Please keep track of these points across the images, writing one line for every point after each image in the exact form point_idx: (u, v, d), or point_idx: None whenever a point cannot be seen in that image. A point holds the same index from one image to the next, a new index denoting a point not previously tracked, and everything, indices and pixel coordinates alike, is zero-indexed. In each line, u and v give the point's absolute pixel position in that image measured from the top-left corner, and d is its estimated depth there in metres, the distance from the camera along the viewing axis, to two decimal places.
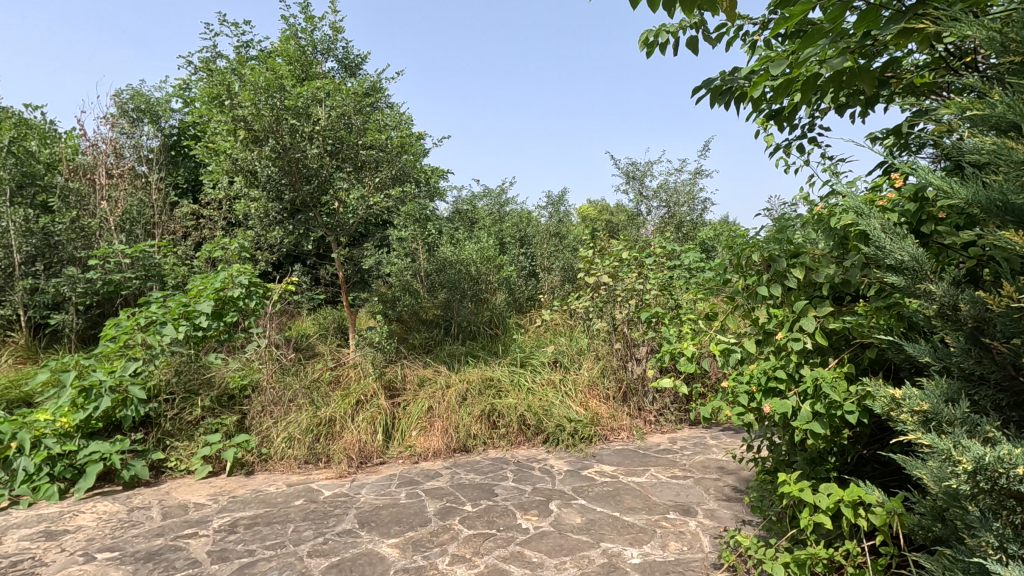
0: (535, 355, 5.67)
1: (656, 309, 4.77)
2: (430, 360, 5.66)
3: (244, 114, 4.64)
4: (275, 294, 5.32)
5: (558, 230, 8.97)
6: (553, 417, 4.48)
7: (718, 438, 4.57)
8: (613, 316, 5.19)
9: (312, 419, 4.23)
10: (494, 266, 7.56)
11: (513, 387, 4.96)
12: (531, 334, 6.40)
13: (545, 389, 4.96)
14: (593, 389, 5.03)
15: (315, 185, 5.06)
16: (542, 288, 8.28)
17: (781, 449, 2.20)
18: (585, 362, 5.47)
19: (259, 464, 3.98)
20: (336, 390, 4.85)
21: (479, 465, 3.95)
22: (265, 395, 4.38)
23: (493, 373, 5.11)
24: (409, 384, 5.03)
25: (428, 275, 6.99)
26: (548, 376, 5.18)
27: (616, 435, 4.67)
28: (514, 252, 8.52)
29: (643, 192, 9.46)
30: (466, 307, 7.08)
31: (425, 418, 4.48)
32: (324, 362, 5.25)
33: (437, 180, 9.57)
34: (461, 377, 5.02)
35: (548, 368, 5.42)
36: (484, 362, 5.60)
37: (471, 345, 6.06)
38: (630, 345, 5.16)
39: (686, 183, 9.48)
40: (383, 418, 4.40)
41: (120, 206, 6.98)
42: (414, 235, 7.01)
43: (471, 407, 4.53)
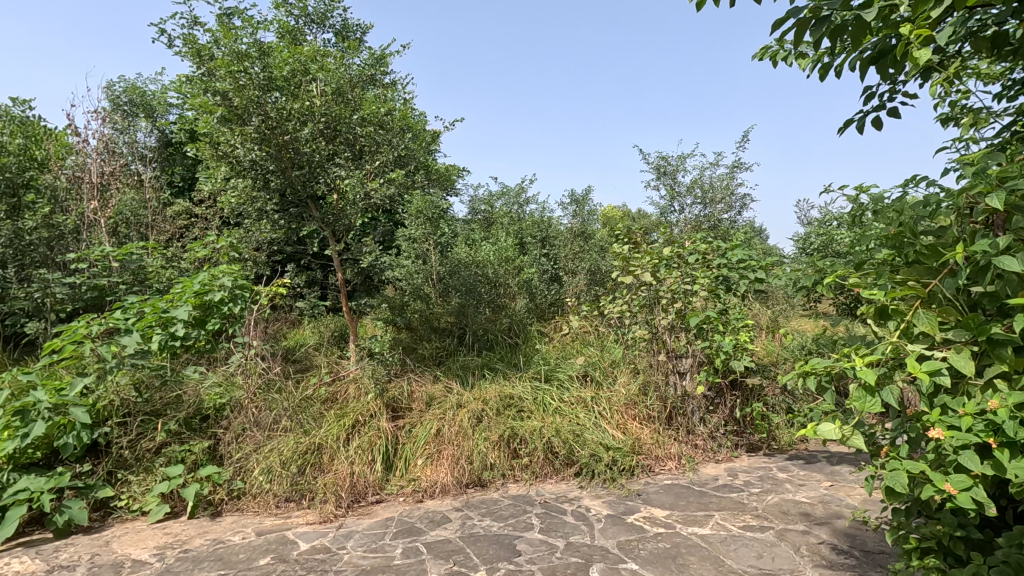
0: (562, 368, 4.92)
1: (709, 312, 3.98)
2: (442, 373, 4.94)
3: (223, 89, 4.00)
4: (265, 298, 4.67)
5: (583, 229, 8.21)
6: (586, 444, 3.70)
7: (787, 470, 3.75)
8: (654, 322, 4.43)
9: (297, 446, 3.53)
10: (513, 268, 6.86)
11: (537, 406, 4.22)
12: (556, 344, 5.65)
13: (575, 410, 4.20)
14: (632, 409, 4.26)
15: (310, 170, 4.40)
16: (566, 292, 7.55)
17: (967, 524, 1.41)
18: (619, 376, 4.70)
19: (229, 503, 3.28)
20: (330, 410, 4.16)
21: (496, 506, 3.21)
22: (244, 416, 3.71)
23: (513, 389, 4.38)
24: (416, 402, 4.32)
25: (440, 279, 6.27)
26: (578, 393, 4.40)
27: (662, 465, 3.89)
28: (535, 253, 7.81)
29: (675, 187, 8.67)
30: (483, 314, 6.36)
31: (433, 445, 3.75)
32: (319, 377, 4.56)
33: (451, 178, 8.93)
34: (476, 394, 4.29)
35: (577, 384, 4.65)
36: (503, 376, 4.86)
37: (488, 357, 5.33)
38: (674, 357, 4.39)
39: (722, 177, 8.65)
40: (384, 444, 3.69)
41: (111, 206, 6.49)
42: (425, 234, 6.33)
43: (487, 431, 3.78)
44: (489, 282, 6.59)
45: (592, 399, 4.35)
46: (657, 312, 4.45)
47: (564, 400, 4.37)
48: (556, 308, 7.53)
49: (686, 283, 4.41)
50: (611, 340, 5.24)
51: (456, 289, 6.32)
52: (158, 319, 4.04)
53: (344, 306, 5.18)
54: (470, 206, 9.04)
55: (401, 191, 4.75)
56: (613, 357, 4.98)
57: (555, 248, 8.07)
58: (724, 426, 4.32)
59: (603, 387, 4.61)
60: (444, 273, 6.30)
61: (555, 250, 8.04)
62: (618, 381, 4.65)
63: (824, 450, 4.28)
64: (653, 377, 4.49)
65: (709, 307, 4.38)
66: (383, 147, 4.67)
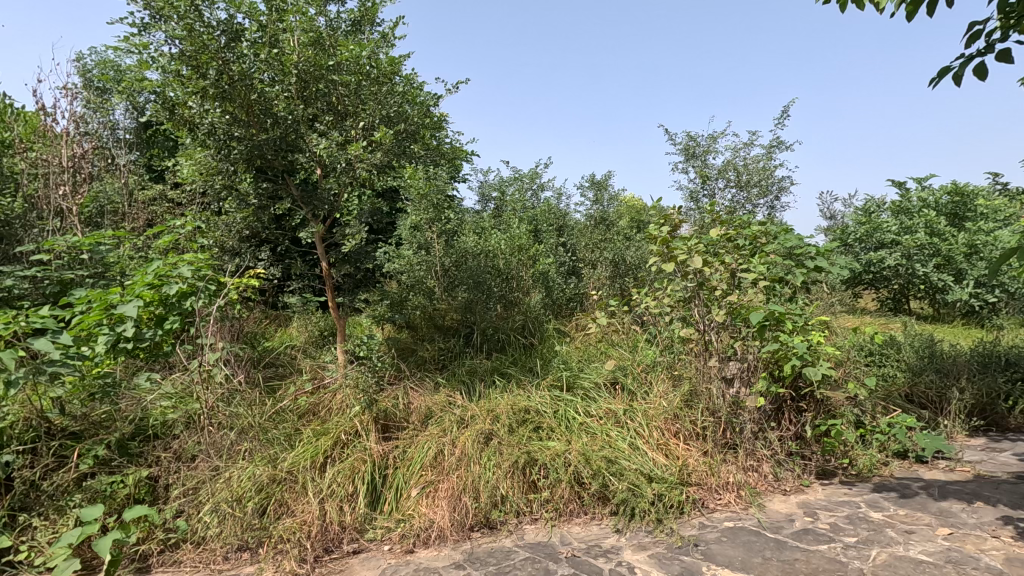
0: (586, 374, 4.13)
1: (776, 304, 3.19)
2: (444, 382, 4.19)
3: (173, 34, 3.28)
4: (234, 292, 3.94)
5: (603, 217, 7.43)
6: (621, 475, 2.92)
7: (881, 508, 2.93)
8: (700, 319, 3.64)
9: (258, 477, 2.80)
10: (527, 259, 6.11)
11: (558, 422, 3.47)
12: (578, 346, 4.86)
13: (605, 428, 3.41)
14: (673, 426, 3.49)
15: (284, 136, 3.68)
16: (586, 287, 6.78)
17: None
18: (657, 386, 3.89)
19: (163, 555, 2.55)
20: (307, 428, 3.44)
21: (508, 561, 2.44)
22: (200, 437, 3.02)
23: (528, 400, 3.63)
24: (412, 417, 3.58)
25: (446, 271, 5.63)
26: (609, 408, 3.63)
27: (720, 500, 3.05)
28: (551, 243, 7.03)
29: (705, 170, 7.85)
30: (493, 311, 5.58)
31: (430, 473, 3.04)
32: (300, 386, 3.85)
33: (458, 162, 8.21)
34: (484, 407, 3.56)
35: (607, 396, 3.86)
36: (516, 385, 4.09)
37: (498, 360, 4.56)
38: (725, 363, 3.60)
39: (757, 158, 7.81)
40: (368, 472, 3.00)
41: (78, 191, 5.83)
42: (427, 220, 5.58)
43: (497, 458, 3.03)
44: (499, 274, 5.85)
45: (625, 415, 3.59)
46: (705, 306, 3.66)
47: (591, 416, 3.60)
48: (574, 303, 6.75)
49: (739, 270, 3.61)
50: (645, 341, 4.43)
51: (463, 283, 5.58)
52: (100, 318, 3.34)
53: (330, 300, 4.41)
54: (480, 193, 8.27)
55: (393, 163, 4.00)
56: (648, 362, 4.16)
57: (573, 239, 7.30)
58: (791, 448, 3.49)
59: (639, 400, 3.80)
60: (450, 265, 5.65)
61: (573, 240, 7.28)
62: (657, 391, 3.84)
63: (916, 476, 3.45)
64: (700, 386, 3.67)
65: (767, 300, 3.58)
66: (369, 104, 3.84)
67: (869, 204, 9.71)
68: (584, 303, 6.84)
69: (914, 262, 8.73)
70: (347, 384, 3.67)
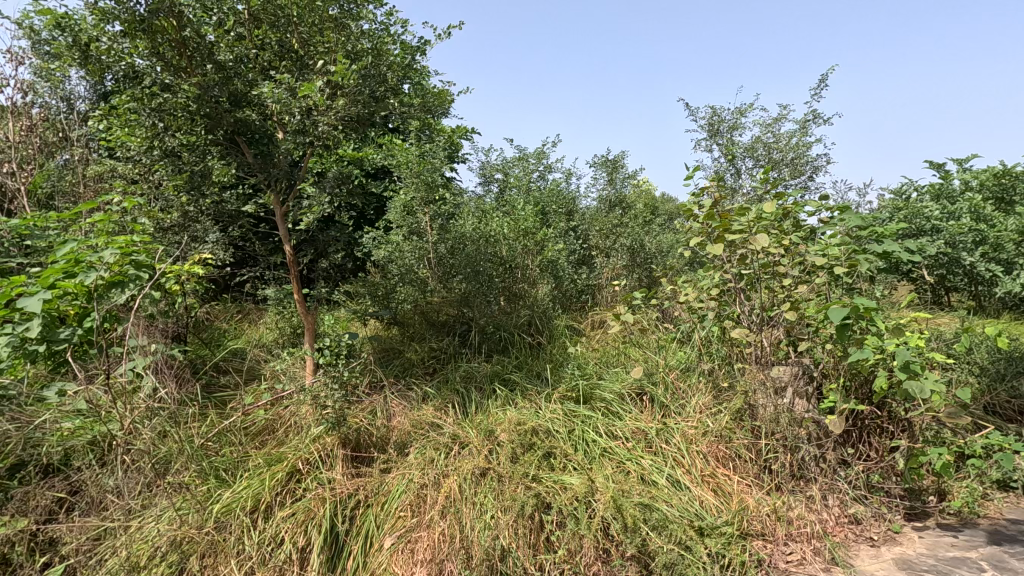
0: (606, 382, 3.39)
1: (861, 296, 2.42)
2: (434, 392, 3.46)
3: None
4: (176, 280, 3.21)
5: (618, 199, 6.64)
6: (665, 528, 2.18)
7: (1014, 571, 2.17)
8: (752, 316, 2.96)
9: (178, 535, 2.18)
10: (533, 245, 5.36)
11: (573, 446, 2.75)
12: (594, 347, 4.12)
13: (635, 457, 2.69)
14: (715, 455, 2.79)
15: (222, 79, 2.91)
16: (598, 278, 6.03)
17: None
18: (697, 398, 3.14)
19: None
20: (259, 455, 2.74)
21: None
22: (113, 476, 2.37)
23: (537, 417, 2.92)
24: (392, 440, 2.88)
25: (441, 259, 4.90)
26: (637, 428, 2.91)
27: (792, 555, 2.31)
28: (560, 228, 6.27)
29: (730, 147, 7.05)
30: (494, 305, 4.80)
31: (409, 514, 2.37)
32: (254, 397, 3.12)
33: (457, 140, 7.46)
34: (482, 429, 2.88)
35: (634, 410, 3.13)
36: (521, 395, 3.36)
37: (500, 364, 3.83)
38: (781, 372, 2.89)
39: (789, 133, 7.00)
40: (330, 514, 2.35)
41: (22, 170, 5.11)
42: (417, 200, 4.83)
43: (498, 501, 2.31)
44: (501, 263, 5.07)
45: (659, 438, 2.86)
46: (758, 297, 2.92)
47: (615, 437, 2.88)
48: (585, 297, 6.00)
49: (803, 253, 2.84)
50: (678, 341, 3.68)
51: (458, 272, 4.81)
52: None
53: (296, 293, 3.67)
54: (481, 174, 7.51)
55: (366, 120, 3.22)
56: (683, 367, 3.42)
57: (583, 224, 6.53)
58: (879, 482, 2.70)
59: (674, 417, 3.06)
60: (444, 252, 4.91)
61: (584, 225, 6.50)
62: (697, 406, 3.09)
63: None
64: (754, 399, 2.93)
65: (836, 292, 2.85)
66: (328, 38, 3.03)
67: (906, 186, 8.79)
68: (597, 296, 6.08)
69: (960, 250, 7.79)
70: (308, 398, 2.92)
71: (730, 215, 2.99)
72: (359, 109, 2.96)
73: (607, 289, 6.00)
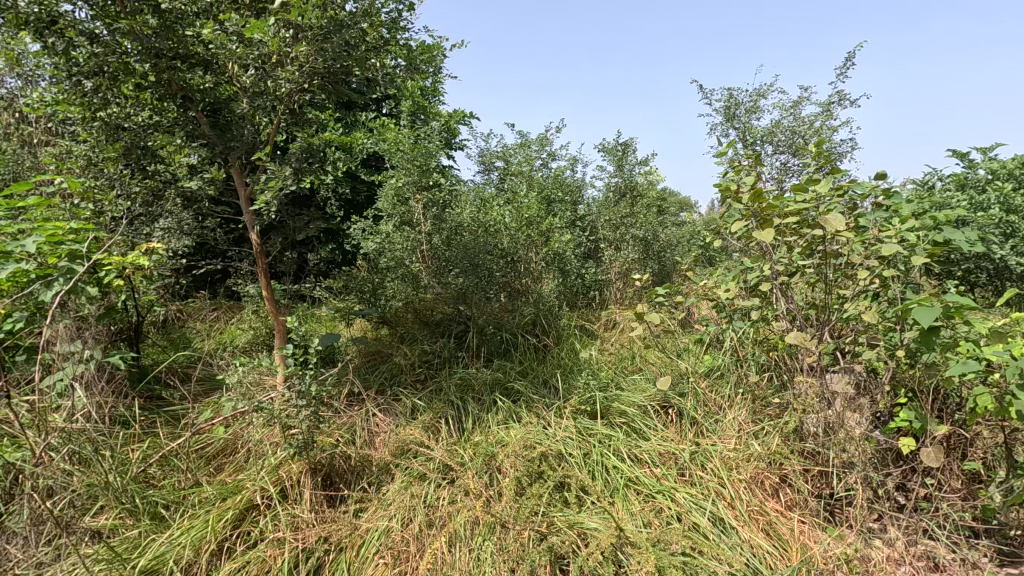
0: (625, 392, 2.92)
1: (956, 293, 1.93)
2: (425, 403, 2.98)
3: None
4: (122, 272, 2.73)
5: (626, 188, 6.04)
6: None
7: None
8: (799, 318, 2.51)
9: None
10: (537, 237, 4.87)
11: (590, 475, 2.28)
12: (607, 350, 3.67)
13: (667, 489, 2.22)
14: (760, 484, 2.33)
15: (164, 27, 2.42)
16: (607, 273, 5.58)
17: None
18: (734, 413, 2.68)
19: None
20: (212, 487, 2.27)
21: None
22: (22, 522, 1.91)
23: (546, 441, 2.45)
24: (373, 468, 2.42)
25: (436, 252, 4.41)
26: (666, 450, 2.44)
27: None
28: (566, 218, 5.80)
29: (748, 133, 6.55)
30: (495, 302, 4.30)
31: (390, 566, 1.91)
32: (214, 412, 2.66)
33: (454, 126, 6.97)
34: (483, 456, 2.41)
35: (661, 426, 2.66)
36: (527, 408, 2.89)
37: (502, 370, 3.35)
38: (837, 385, 2.41)
39: (812, 116, 6.49)
40: (291, 568, 1.89)
41: None
42: (408, 185, 4.33)
43: (502, 553, 1.85)
44: (502, 255, 4.58)
45: (693, 463, 2.40)
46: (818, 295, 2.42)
47: (640, 462, 2.41)
48: (592, 294, 5.54)
49: (868, 242, 2.36)
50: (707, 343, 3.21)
51: (454, 265, 4.31)
52: None
53: (263, 291, 3.16)
54: (480, 162, 7.03)
55: (339, 81, 2.74)
56: (716, 375, 2.94)
57: (590, 214, 6.04)
58: (975, 521, 2.17)
59: (708, 435, 2.60)
60: (439, 243, 4.41)
61: (590, 215, 6.02)
62: (734, 423, 2.63)
63: None
64: (805, 415, 2.45)
65: (904, 289, 2.37)
66: None
67: (930, 176, 8.24)
68: (604, 292, 5.62)
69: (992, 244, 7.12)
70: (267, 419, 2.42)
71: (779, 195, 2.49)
72: (326, 63, 2.50)
73: (615, 285, 5.53)
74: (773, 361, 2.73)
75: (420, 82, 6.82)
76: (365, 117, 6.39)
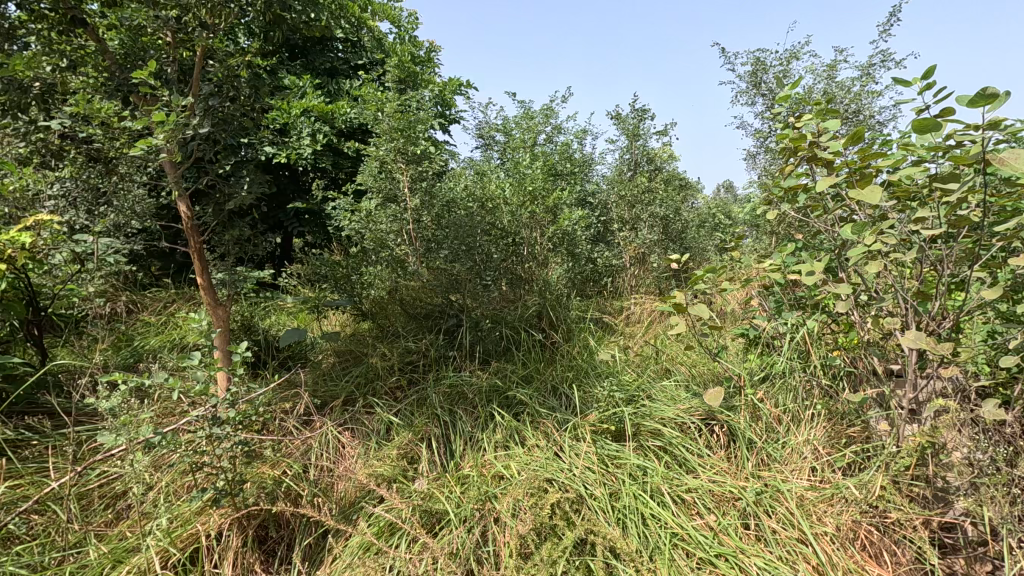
0: (657, 405, 2.30)
1: None
2: (405, 418, 2.37)
3: None
4: (7, 256, 2.11)
5: (642, 160, 5.41)
6: None
7: None
8: (896, 311, 1.89)
9: None
10: (542, 217, 4.23)
11: (620, 530, 1.66)
12: (627, 349, 3.05)
13: (728, 552, 1.61)
14: (853, 538, 1.71)
15: None
16: (621, 258, 4.95)
17: None
18: (803, 434, 2.06)
19: None
20: (105, 545, 1.66)
21: None
22: None
23: (558, 478, 1.84)
24: (325, 516, 1.80)
25: (424, 232, 3.85)
26: (722, 491, 1.82)
27: None
28: (575, 196, 5.15)
29: (777, 102, 5.85)
30: (493, 289, 3.66)
31: None
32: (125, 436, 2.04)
33: (449, 97, 6.30)
34: (475, 502, 1.81)
35: (709, 453, 2.05)
36: (532, 427, 2.27)
37: (501, 374, 2.73)
38: (952, 403, 1.79)
39: (850, 81, 5.76)
40: None
41: None
42: (390, 153, 3.69)
43: None
44: (502, 236, 3.94)
45: (761, 508, 1.78)
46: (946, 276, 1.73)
47: (685, 507, 1.79)
48: (604, 281, 4.90)
49: (1003, 208, 1.71)
50: (758, 341, 2.59)
51: (445, 247, 3.67)
52: None
53: (199, 280, 2.44)
54: (478, 136, 6.37)
55: None
56: (775, 383, 2.32)
57: (601, 192, 5.39)
58: None
59: (772, 466, 1.98)
60: (427, 222, 3.85)
61: (602, 193, 5.36)
62: (806, 450, 2.01)
63: None
64: (905, 443, 1.84)
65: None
66: None
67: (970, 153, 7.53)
68: (617, 280, 5.00)
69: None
70: (165, 463, 1.70)
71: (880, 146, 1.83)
72: None
73: (630, 272, 4.91)
74: (852, 365, 2.20)
75: (411, 47, 6.13)
76: (349, 85, 5.72)
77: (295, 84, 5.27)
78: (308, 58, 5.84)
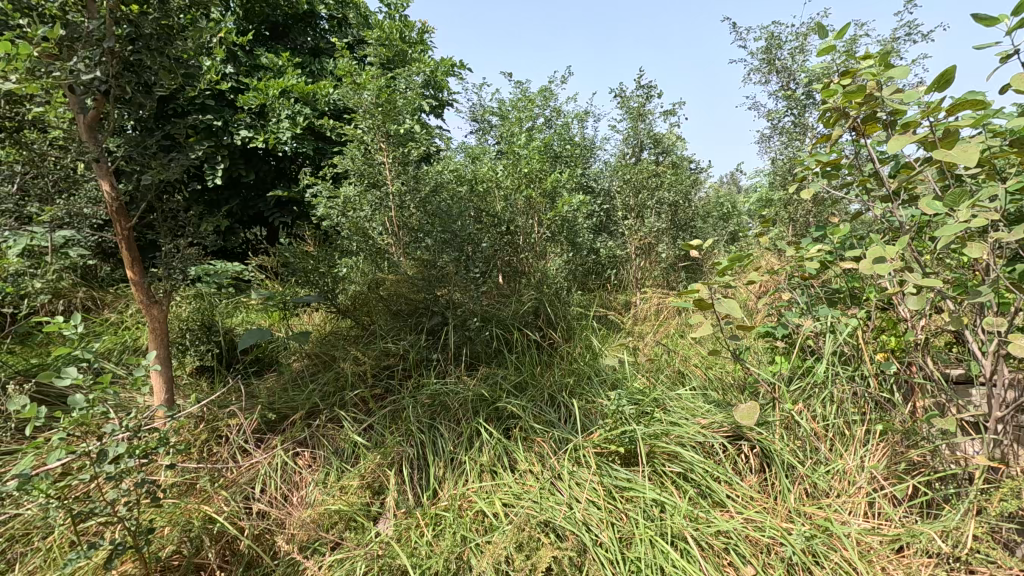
0: (676, 422, 1.92)
1: None
2: (375, 437, 2.00)
3: None
4: None
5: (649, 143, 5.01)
6: None
7: None
8: (984, 307, 1.50)
9: None
10: (540, 203, 3.83)
11: None
12: (636, 350, 2.67)
13: None
14: None
15: None
16: (625, 249, 4.58)
17: None
18: (855, 459, 1.68)
19: None
20: None
21: None
22: None
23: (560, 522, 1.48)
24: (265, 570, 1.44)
25: (407, 220, 3.38)
26: (760, 536, 1.45)
27: None
28: (577, 182, 4.76)
29: (794, 80, 5.42)
30: (484, 282, 3.28)
31: None
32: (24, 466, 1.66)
33: (441, 78, 5.88)
34: (450, 553, 1.44)
35: (740, 483, 1.68)
36: (526, 448, 1.90)
37: (491, 381, 2.35)
38: None
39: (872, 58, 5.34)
40: None
41: None
42: (368, 132, 3.29)
43: None
44: (495, 224, 3.53)
45: (811, 558, 1.40)
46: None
47: (716, 558, 1.42)
48: (607, 274, 4.54)
49: None
50: (791, 342, 2.21)
51: (430, 236, 3.29)
52: None
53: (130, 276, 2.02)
54: (472, 120, 5.97)
55: None
56: (814, 392, 1.95)
57: (603, 178, 4.99)
58: None
59: (821, 500, 1.61)
60: (412, 208, 3.38)
61: (604, 178, 4.97)
62: (859, 479, 1.64)
63: None
64: (991, 478, 1.46)
65: None
66: None
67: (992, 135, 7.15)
68: (621, 271, 4.65)
69: None
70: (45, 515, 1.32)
71: (970, 104, 1.44)
72: None
73: (635, 263, 4.55)
74: (912, 374, 1.82)
75: (400, 24, 5.71)
76: (332, 64, 5.29)
77: (273, 62, 4.86)
78: (289, 36, 5.43)
